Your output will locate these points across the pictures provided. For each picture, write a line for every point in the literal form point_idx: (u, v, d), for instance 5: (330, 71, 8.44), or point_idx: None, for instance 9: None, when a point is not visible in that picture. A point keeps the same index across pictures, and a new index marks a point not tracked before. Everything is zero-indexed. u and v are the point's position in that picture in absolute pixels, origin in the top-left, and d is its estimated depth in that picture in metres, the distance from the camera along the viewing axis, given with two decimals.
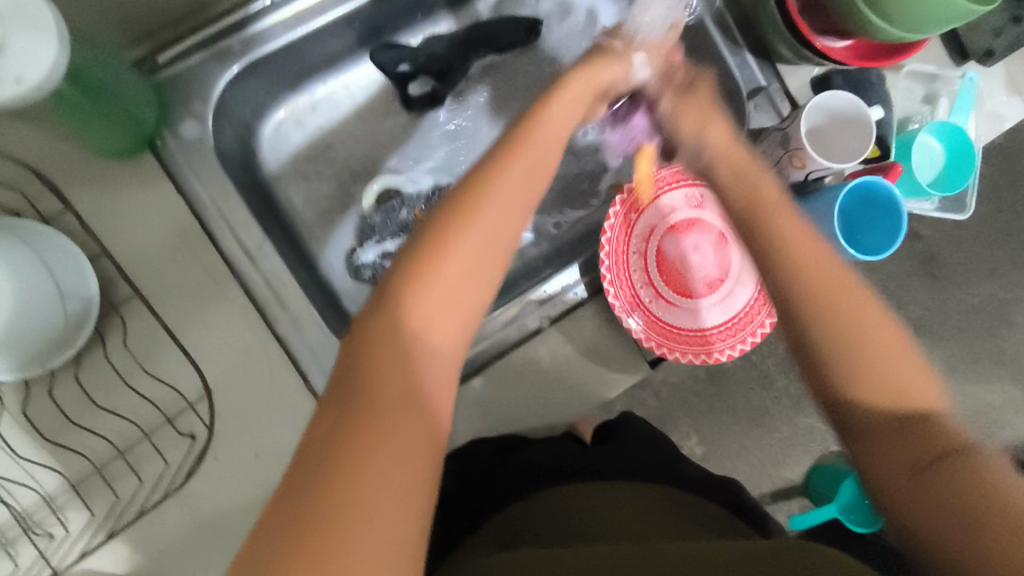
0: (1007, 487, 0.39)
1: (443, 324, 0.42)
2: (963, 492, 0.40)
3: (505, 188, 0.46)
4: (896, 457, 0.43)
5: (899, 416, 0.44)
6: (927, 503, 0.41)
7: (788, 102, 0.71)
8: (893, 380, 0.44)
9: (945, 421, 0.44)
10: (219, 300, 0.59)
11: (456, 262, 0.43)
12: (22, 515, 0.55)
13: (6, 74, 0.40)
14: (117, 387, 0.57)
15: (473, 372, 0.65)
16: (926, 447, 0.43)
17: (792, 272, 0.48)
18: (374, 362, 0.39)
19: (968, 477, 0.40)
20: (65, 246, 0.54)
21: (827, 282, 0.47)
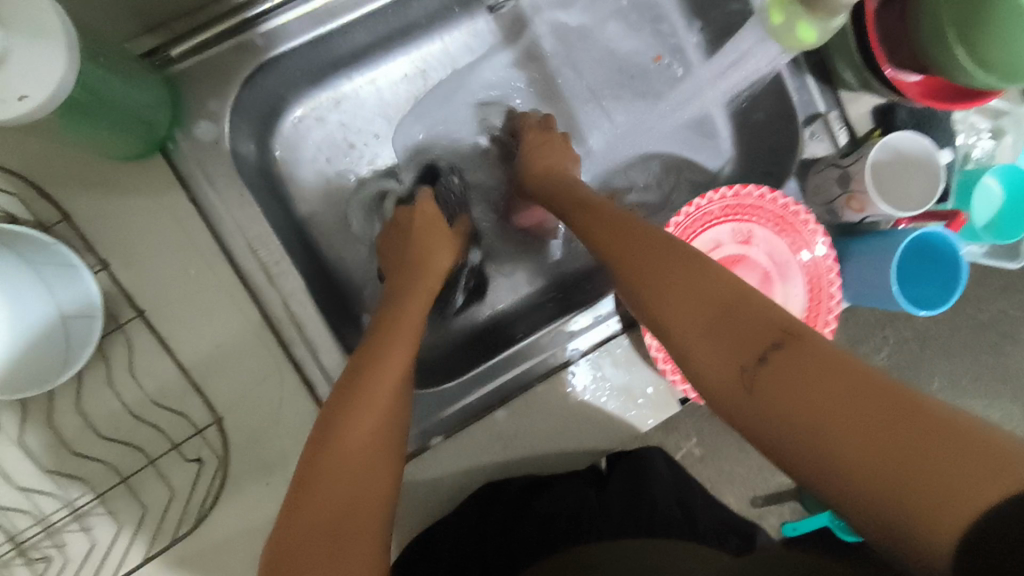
0: (838, 355, 0.34)
1: (355, 431, 0.45)
2: (807, 374, 0.34)
3: (394, 363, 0.49)
4: (721, 364, 0.39)
5: (715, 313, 0.41)
6: (869, 430, 0.31)
7: (846, 131, 0.66)
8: (698, 291, 0.43)
9: (771, 306, 0.40)
10: (232, 323, 0.55)
11: (353, 413, 0.45)
12: (14, 537, 0.51)
13: (9, 89, 0.35)
14: (119, 410, 0.53)
15: (497, 404, 0.62)
16: (753, 344, 0.38)
17: (658, 290, 0.46)
18: (324, 469, 0.43)
19: (801, 356, 0.35)
20: (62, 258, 0.49)
21: (678, 284, 0.44)
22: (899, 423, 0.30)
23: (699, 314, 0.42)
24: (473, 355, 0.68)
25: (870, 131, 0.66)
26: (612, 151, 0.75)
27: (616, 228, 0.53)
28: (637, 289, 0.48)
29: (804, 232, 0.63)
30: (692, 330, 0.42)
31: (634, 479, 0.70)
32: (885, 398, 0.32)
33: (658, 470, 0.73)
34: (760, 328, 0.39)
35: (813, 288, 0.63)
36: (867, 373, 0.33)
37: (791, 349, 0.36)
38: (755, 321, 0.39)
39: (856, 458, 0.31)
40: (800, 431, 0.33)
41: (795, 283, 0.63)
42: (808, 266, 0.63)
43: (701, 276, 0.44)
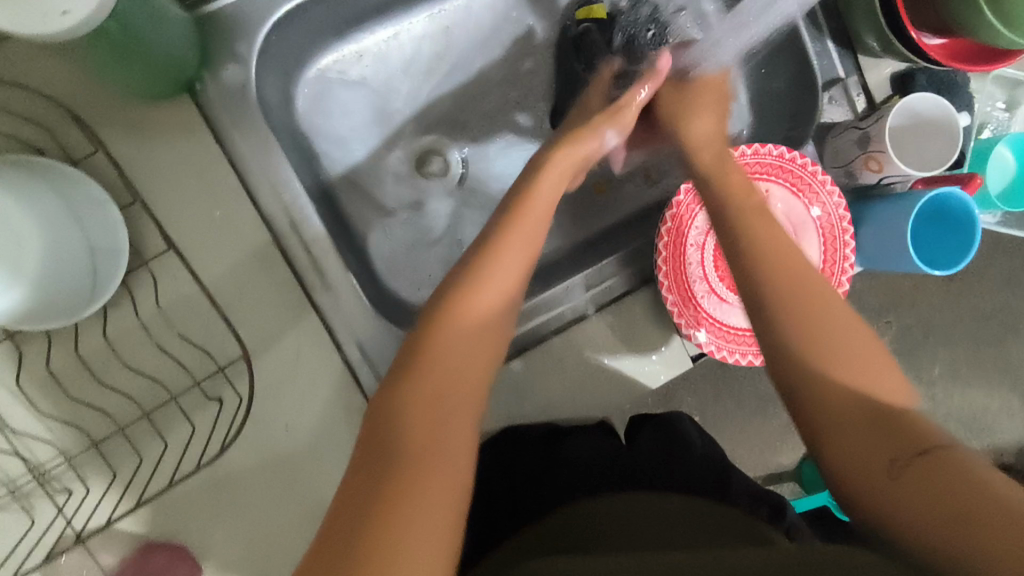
0: (982, 472, 0.36)
1: (463, 357, 0.44)
2: (938, 477, 0.36)
3: (490, 306, 0.47)
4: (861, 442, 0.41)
5: (868, 396, 0.42)
6: (918, 497, 0.36)
7: (864, 97, 0.67)
8: (853, 363, 0.44)
9: (934, 425, 0.41)
10: (257, 265, 0.56)
11: (462, 357, 0.44)
12: (38, 469, 0.52)
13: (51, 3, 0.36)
14: (144, 345, 0.54)
15: (514, 355, 0.63)
16: (907, 440, 0.39)
17: (798, 349, 0.45)
18: (422, 390, 0.42)
19: (942, 466, 0.37)
20: (91, 193, 0.50)
21: (817, 330, 0.45)
22: (935, 477, 0.36)
23: (853, 403, 0.42)
24: None
25: (888, 98, 0.67)
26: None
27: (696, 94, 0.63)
28: (764, 314, 0.47)
29: (816, 186, 0.63)
30: (826, 400, 0.43)
31: (667, 437, 0.64)
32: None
33: (692, 432, 0.66)
34: (922, 433, 0.40)
35: (827, 242, 0.63)
36: (1004, 484, 0.35)
37: (935, 458, 0.37)
38: (929, 439, 0.39)
39: (979, 555, 0.32)
40: (937, 521, 0.35)
41: (811, 242, 0.63)
42: (822, 223, 0.63)
43: (851, 349, 0.44)
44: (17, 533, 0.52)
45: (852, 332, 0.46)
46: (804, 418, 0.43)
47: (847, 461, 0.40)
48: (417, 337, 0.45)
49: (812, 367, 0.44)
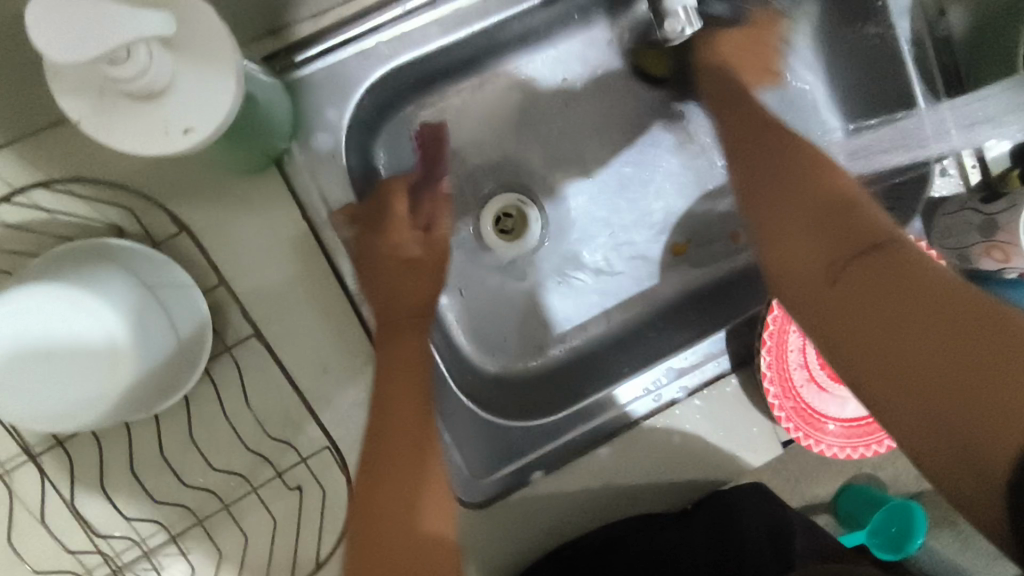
0: (921, 264, 0.36)
1: (388, 500, 0.44)
2: (889, 283, 0.36)
3: (411, 388, 0.48)
4: (817, 254, 0.40)
5: (826, 223, 0.41)
6: (882, 336, 0.35)
7: (978, 170, 0.63)
8: (823, 212, 0.41)
9: (880, 212, 0.41)
10: (342, 349, 0.52)
11: (401, 455, 0.45)
12: (113, 557, 0.49)
13: (171, 120, 0.32)
14: (223, 436, 0.50)
15: (602, 440, 0.59)
16: (852, 242, 0.39)
17: (786, 205, 0.44)
18: (357, 553, 0.42)
19: (889, 263, 0.37)
20: (175, 278, 0.46)
21: (779, 195, 0.45)
22: (922, 317, 0.34)
23: (784, 215, 0.43)
24: (565, 395, 0.65)
25: (1006, 171, 0.62)
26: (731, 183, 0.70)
27: (751, 134, 0.52)
28: (758, 201, 0.46)
29: None
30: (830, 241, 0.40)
31: (721, 522, 0.59)
32: (959, 298, 0.34)
33: (750, 528, 0.60)
34: (867, 224, 0.40)
35: None
36: (937, 277, 0.35)
37: (881, 261, 0.37)
38: (857, 203, 0.42)
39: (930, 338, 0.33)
40: (886, 303, 0.35)
41: None
42: None
43: (794, 179, 0.45)
44: None
45: (812, 186, 0.43)
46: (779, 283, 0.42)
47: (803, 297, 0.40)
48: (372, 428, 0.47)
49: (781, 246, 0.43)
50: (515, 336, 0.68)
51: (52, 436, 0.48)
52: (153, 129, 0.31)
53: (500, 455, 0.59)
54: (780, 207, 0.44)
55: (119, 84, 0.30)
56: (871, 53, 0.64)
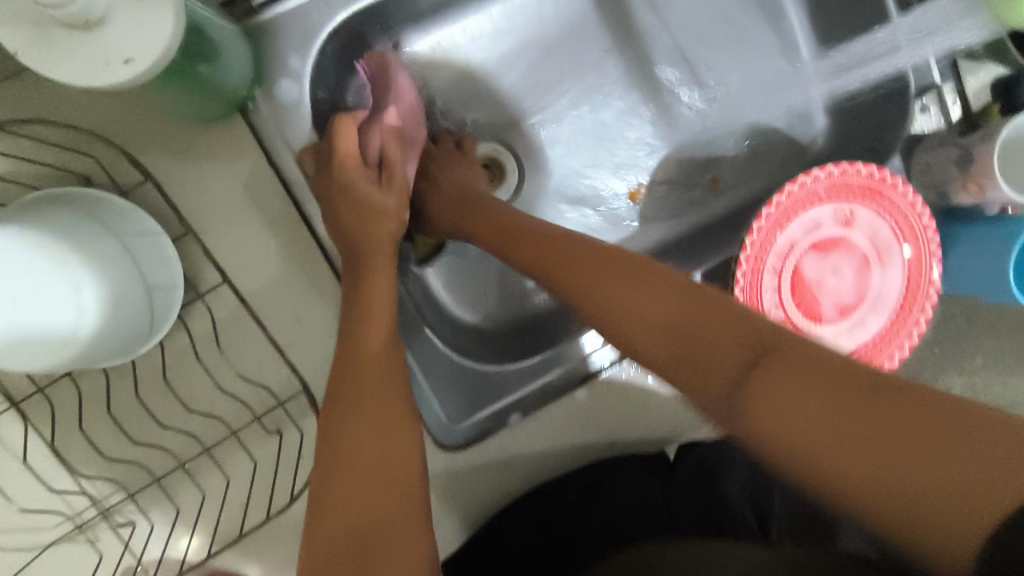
0: (796, 355, 0.33)
1: (350, 434, 0.44)
2: (790, 377, 0.33)
3: (377, 316, 0.49)
4: (685, 378, 0.38)
5: (676, 319, 0.40)
6: (789, 433, 0.31)
7: (959, 105, 0.62)
8: (677, 346, 0.39)
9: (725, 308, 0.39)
10: (313, 295, 0.53)
11: (371, 379, 0.46)
12: (100, 500, 0.52)
13: (111, 50, 0.32)
14: (199, 381, 0.52)
15: (577, 384, 0.61)
16: (738, 351, 0.36)
17: (628, 338, 0.42)
18: (322, 486, 0.43)
19: (782, 359, 0.34)
20: (144, 227, 0.47)
21: (625, 315, 0.42)
22: (815, 411, 0.31)
23: (660, 346, 0.40)
24: (545, 339, 0.66)
25: (986, 107, 0.62)
26: (712, 123, 0.70)
27: (561, 252, 0.48)
28: (608, 328, 0.43)
29: (911, 218, 0.59)
30: (687, 371, 0.38)
31: (703, 485, 0.60)
32: (862, 376, 0.31)
33: (732, 495, 0.60)
34: (741, 333, 0.37)
35: (911, 281, 0.60)
36: (818, 362, 0.33)
37: (775, 366, 0.33)
38: (722, 311, 0.39)
39: (837, 438, 0.30)
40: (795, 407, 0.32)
41: (894, 272, 0.60)
42: (911, 260, 0.60)
43: (646, 293, 0.42)
44: (83, 559, 0.52)
45: (654, 304, 0.41)
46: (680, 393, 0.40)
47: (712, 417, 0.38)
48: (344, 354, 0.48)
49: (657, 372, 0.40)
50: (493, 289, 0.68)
51: (35, 384, 0.50)
52: (93, 58, 0.32)
53: (478, 401, 0.60)
54: (631, 340, 0.42)
55: (52, 13, 0.30)
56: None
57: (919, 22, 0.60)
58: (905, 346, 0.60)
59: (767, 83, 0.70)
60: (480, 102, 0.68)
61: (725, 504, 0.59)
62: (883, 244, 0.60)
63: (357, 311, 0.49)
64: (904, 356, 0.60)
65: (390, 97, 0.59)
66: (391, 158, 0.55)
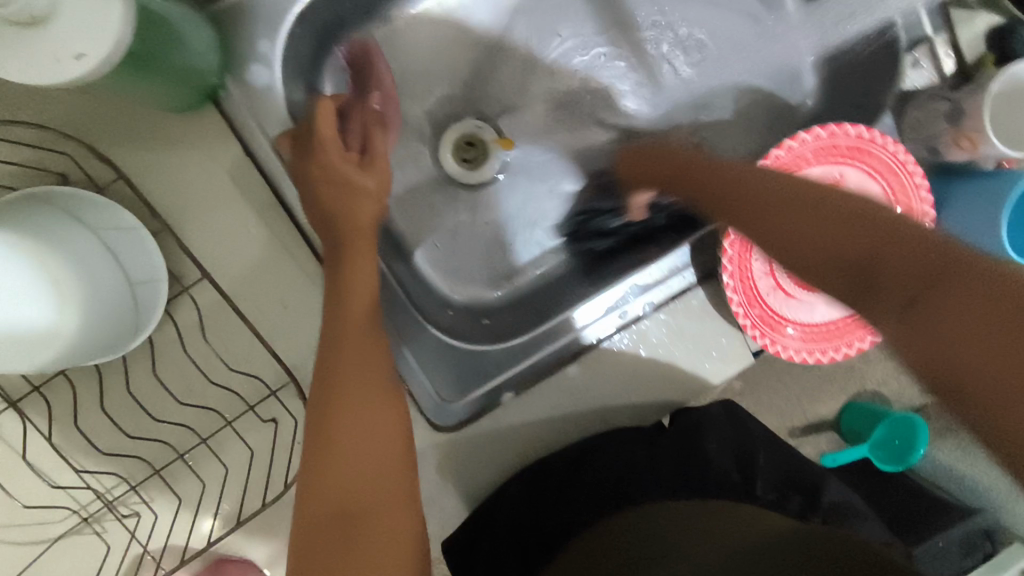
0: (962, 261, 0.34)
1: (339, 427, 0.44)
2: (939, 266, 0.35)
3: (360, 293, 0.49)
4: (844, 249, 0.40)
5: (847, 226, 0.40)
6: (955, 322, 0.32)
7: (952, 59, 0.60)
8: (847, 215, 0.41)
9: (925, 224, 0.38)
10: (297, 283, 0.53)
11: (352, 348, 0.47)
12: (105, 493, 0.53)
13: (60, 45, 0.31)
14: (190, 374, 0.52)
15: (568, 359, 0.60)
16: (860, 229, 0.39)
17: (781, 223, 0.44)
18: (314, 477, 0.43)
19: (902, 254, 0.36)
20: (121, 222, 0.47)
21: (801, 227, 0.43)
22: (935, 288, 0.34)
23: (830, 271, 0.40)
24: (538, 314, 0.64)
25: (981, 58, 0.60)
26: (702, 84, 0.70)
27: (680, 167, 0.58)
28: (759, 219, 0.47)
29: (901, 177, 0.58)
30: (836, 254, 0.40)
31: (688, 449, 0.62)
32: (972, 262, 0.34)
33: (715, 454, 0.63)
34: (872, 234, 0.39)
35: None
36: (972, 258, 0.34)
37: (936, 295, 0.34)
38: (869, 223, 0.40)
39: (953, 317, 0.32)
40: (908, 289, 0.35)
41: None
42: None
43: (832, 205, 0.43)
44: (91, 551, 0.53)
45: (828, 207, 0.43)
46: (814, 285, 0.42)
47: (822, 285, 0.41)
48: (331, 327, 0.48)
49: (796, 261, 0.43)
50: (485, 265, 0.68)
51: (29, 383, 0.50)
52: (42, 54, 0.31)
53: (472, 378, 0.60)
54: (784, 227, 0.44)
55: None
56: None
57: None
58: None
59: (752, 39, 0.69)
60: (459, 77, 0.67)
61: (707, 460, 0.62)
62: None
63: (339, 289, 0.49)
64: None
65: (375, 82, 0.60)
66: (373, 142, 0.54)
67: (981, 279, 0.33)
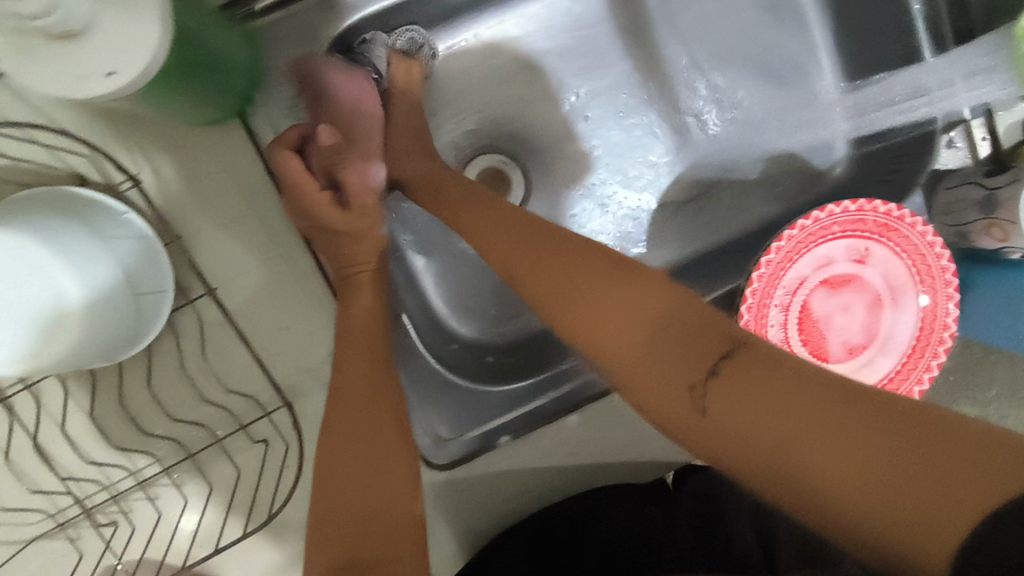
0: (775, 358, 0.34)
1: (350, 421, 0.45)
2: (764, 381, 0.33)
3: (369, 310, 0.51)
4: (671, 384, 0.36)
5: (654, 329, 0.38)
6: (884, 468, 0.28)
7: (988, 142, 0.60)
8: (680, 330, 0.37)
9: (717, 317, 0.38)
10: (302, 304, 0.52)
11: (360, 349, 0.48)
12: (83, 500, 0.51)
13: (96, 65, 0.32)
14: (187, 390, 0.51)
15: (569, 409, 0.58)
16: (699, 359, 0.35)
17: (608, 340, 0.39)
18: (326, 455, 0.44)
19: (759, 355, 0.34)
20: (132, 229, 0.46)
21: (603, 297, 0.40)
22: (754, 414, 0.32)
23: (655, 363, 0.37)
24: (540, 358, 0.64)
25: (1018, 145, 0.59)
26: (733, 145, 0.69)
27: (533, 260, 0.44)
28: (577, 328, 0.41)
29: (926, 260, 0.57)
30: (670, 345, 0.37)
31: (708, 513, 0.58)
32: (805, 373, 0.33)
33: (737, 524, 0.57)
34: (654, 311, 0.38)
35: (925, 322, 0.58)
36: (779, 374, 0.33)
37: (746, 363, 0.34)
38: (685, 317, 0.38)
39: (852, 478, 0.29)
40: (741, 421, 0.33)
41: (905, 313, 0.58)
42: (925, 306, 0.58)
43: (570, 288, 0.41)
44: (63, 559, 0.52)
45: (616, 311, 0.39)
46: (658, 427, 0.37)
47: (672, 422, 0.36)
48: (343, 336, 0.49)
49: (609, 342, 0.39)
50: (493, 303, 0.67)
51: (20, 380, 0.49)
52: (77, 74, 0.32)
53: (472, 417, 0.59)
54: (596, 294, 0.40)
55: (35, 25, 0.29)
56: (869, 15, 0.63)
57: (903, 84, 0.62)
58: (913, 390, 0.57)
59: (797, 109, 0.68)
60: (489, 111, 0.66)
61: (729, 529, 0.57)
62: (899, 285, 0.58)
63: (349, 313, 0.50)
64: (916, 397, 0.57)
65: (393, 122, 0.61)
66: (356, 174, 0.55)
67: (810, 386, 0.32)
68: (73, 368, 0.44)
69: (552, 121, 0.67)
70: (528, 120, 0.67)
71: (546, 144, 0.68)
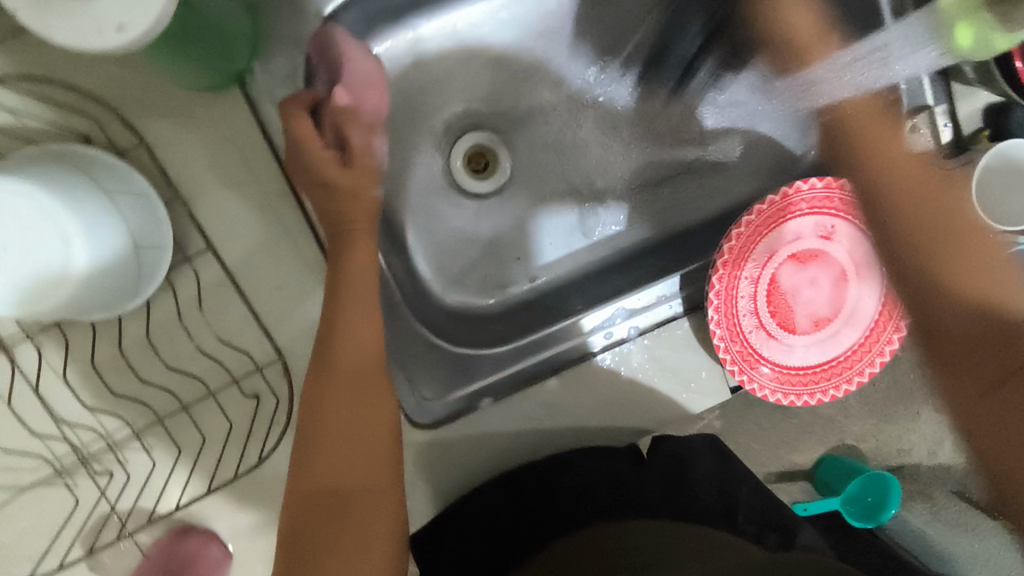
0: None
1: (329, 415, 0.47)
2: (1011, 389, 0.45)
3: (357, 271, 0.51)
4: (981, 318, 0.45)
5: (933, 270, 0.46)
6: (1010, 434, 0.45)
7: (950, 129, 0.65)
8: (941, 239, 0.47)
9: (982, 255, 0.47)
10: (295, 265, 0.55)
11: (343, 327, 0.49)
12: (82, 448, 0.54)
13: (108, 20, 0.34)
14: (183, 343, 0.54)
15: (549, 373, 0.61)
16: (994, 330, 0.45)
17: (893, 219, 0.48)
18: (308, 455, 0.46)
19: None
20: (135, 187, 0.49)
21: (911, 190, 0.48)
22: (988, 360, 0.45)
23: (956, 267, 0.46)
24: (525, 327, 0.66)
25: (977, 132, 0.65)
26: (713, 129, 0.72)
27: (916, 164, 0.50)
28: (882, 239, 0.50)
29: None
30: (960, 279, 0.46)
31: (674, 473, 0.62)
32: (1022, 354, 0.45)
33: (702, 483, 0.62)
34: (972, 267, 0.46)
35: (888, 295, 0.60)
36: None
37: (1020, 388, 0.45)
38: (983, 253, 0.47)
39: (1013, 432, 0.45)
40: (977, 323, 0.45)
41: (869, 287, 0.61)
42: (888, 279, 0.61)
43: (918, 193, 0.48)
44: (60, 506, 0.54)
45: (971, 254, 0.46)
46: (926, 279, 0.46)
47: (935, 294, 0.46)
48: (325, 307, 0.50)
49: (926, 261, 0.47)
50: (479, 273, 0.69)
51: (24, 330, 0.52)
52: (89, 26, 0.34)
53: (456, 378, 0.61)
54: (884, 197, 0.49)
55: None
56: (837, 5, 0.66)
57: None
58: (878, 362, 0.60)
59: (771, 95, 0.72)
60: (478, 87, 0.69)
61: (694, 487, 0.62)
62: (862, 263, 0.61)
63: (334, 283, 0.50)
64: (880, 368, 0.60)
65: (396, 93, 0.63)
66: None
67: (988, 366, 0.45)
68: (71, 312, 0.46)
69: (538, 100, 0.71)
70: (515, 99, 0.70)
71: (532, 122, 0.71)
